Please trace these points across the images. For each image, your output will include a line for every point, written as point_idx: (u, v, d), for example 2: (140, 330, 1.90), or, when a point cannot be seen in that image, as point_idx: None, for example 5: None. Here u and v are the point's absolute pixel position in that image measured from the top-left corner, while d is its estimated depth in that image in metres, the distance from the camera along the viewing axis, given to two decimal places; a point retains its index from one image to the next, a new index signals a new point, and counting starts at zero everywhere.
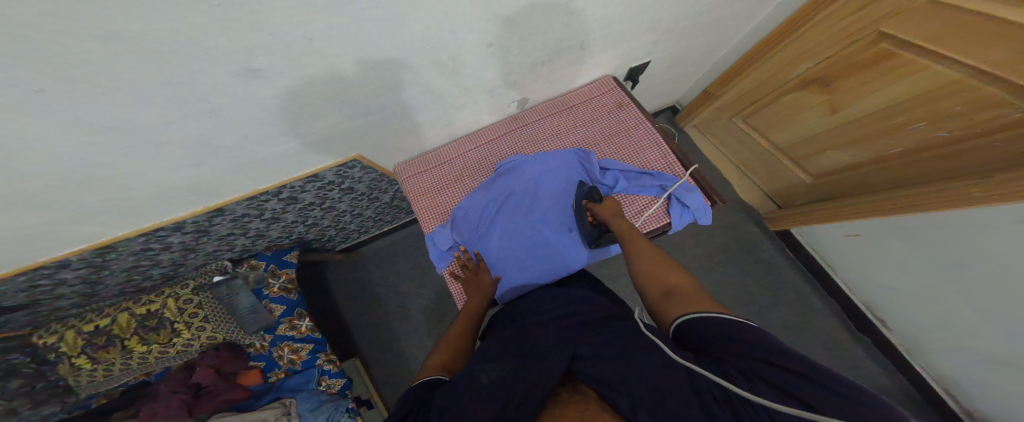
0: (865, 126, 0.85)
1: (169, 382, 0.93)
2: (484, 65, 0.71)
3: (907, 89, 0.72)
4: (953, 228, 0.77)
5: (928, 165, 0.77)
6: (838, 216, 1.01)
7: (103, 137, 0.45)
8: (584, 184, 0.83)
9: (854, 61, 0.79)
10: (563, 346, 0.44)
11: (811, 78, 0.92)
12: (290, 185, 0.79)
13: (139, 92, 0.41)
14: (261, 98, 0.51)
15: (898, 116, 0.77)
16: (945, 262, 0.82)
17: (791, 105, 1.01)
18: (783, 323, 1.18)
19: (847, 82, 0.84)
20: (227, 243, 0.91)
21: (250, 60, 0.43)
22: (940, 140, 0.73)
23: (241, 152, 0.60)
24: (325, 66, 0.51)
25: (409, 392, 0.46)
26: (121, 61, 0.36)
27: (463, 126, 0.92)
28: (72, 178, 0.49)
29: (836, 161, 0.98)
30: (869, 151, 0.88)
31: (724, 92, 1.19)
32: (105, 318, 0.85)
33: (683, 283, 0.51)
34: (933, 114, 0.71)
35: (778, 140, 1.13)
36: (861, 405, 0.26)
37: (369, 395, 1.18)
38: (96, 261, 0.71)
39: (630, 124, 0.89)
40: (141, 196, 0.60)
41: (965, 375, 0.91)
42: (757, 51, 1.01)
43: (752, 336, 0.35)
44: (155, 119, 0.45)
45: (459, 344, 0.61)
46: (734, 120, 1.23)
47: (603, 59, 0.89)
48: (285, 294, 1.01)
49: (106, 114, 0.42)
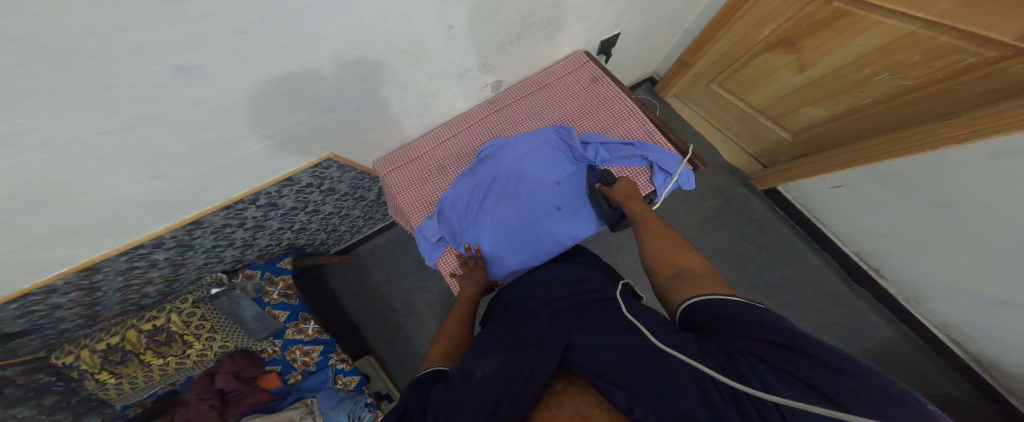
0: (832, 82, 0.85)
1: (195, 388, 0.95)
2: (449, 50, 0.69)
3: (868, 43, 0.72)
4: (938, 169, 0.75)
5: (898, 112, 0.78)
6: (815, 172, 1.00)
7: (42, 154, 0.43)
8: (596, 168, 0.80)
9: (814, 21, 0.79)
10: (558, 334, 0.45)
11: (775, 41, 0.91)
12: (265, 191, 0.79)
13: (62, 104, 0.39)
14: (210, 99, 0.49)
15: (863, 69, 0.78)
16: (932, 205, 0.80)
17: (762, 67, 0.99)
18: (780, 282, 1.19)
19: (810, 42, 0.83)
20: (216, 255, 0.92)
21: (177, 58, 0.41)
22: (906, 88, 0.73)
23: (203, 159, 0.60)
24: (273, 61, 0.50)
25: (410, 388, 0.47)
26: (37, 70, 0.34)
27: (438, 115, 0.91)
28: (26, 201, 0.48)
29: (812, 117, 0.98)
30: (841, 104, 0.88)
31: (696, 61, 1.15)
32: (115, 336, 0.86)
33: (694, 265, 0.51)
34: (896, 64, 0.71)
35: (753, 101, 1.11)
36: (848, 374, 0.27)
37: (387, 389, 1.22)
38: (88, 283, 0.73)
39: (607, 97, 0.87)
40: (111, 211, 0.60)
41: (967, 317, 0.91)
42: (719, 20, 0.98)
43: (761, 324, 0.34)
44: (91, 129, 0.44)
45: (457, 334, 0.62)
46: (710, 86, 1.21)
47: (573, 34, 0.86)
48: (286, 300, 1.04)
49: (40, 128, 0.40)
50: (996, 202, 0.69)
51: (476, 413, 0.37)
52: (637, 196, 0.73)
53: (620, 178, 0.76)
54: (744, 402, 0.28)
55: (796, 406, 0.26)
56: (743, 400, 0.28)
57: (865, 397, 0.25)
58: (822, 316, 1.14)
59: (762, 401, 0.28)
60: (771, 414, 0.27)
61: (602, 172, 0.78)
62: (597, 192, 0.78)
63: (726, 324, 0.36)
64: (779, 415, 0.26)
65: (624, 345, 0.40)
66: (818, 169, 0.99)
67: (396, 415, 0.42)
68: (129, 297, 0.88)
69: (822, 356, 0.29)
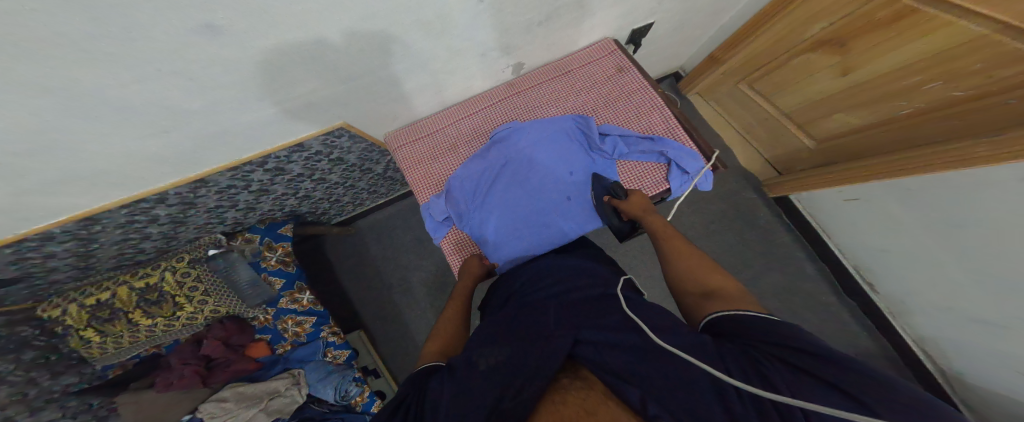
0: (877, 87, 0.81)
1: (179, 354, 0.96)
2: (475, 25, 0.66)
3: (928, 46, 0.67)
4: (961, 188, 0.74)
5: (937, 125, 0.74)
6: (836, 181, 0.99)
7: (57, 99, 0.41)
8: (605, 180, 0.79)
9: (873, 20, 0.72)
10: (564, 331, 0.44)
11: (824, 39, 0.85)
12: (275, 155, 0.77)
13: (84, 51, 0.36)
14: (228, 60, 0.47)
15: (914, 75, 0.73)
16: (948, 222, 0.79)
17: (802, 68, 0.95)
18: (774, 288, 1.21)
19: (862, 42, 0.78)
20: (218, 215, 0.90)
21: (207, 15, 0.38)
22: (955, 99, 0.69)
23: (217, 117, 0.58)
24: (301, 29, 0.48)
25: (408, 380, 0.47)
26: (58, 15, 0.31)
27: (454, 93, 0.88)
28: (33, 147, 0.46)
29: (844, 125, 0.95)
30: (880, 113, 0.85)
31: (731, 58, 1.12)
32: (106, 292, 0.84)
33: (727, 287, 0.50)
34: (951, 71, 0.67)
35: (783, 105, 1.08)
36: (873, 381, 0.28)
37: (375, 365, 1.22)
38: (86, 233, 0.71)
39: (631, 88, 0.85)
40: (115, 163, 0.57)
41: (949, 338, 0.95)
42: (767, 12, 0.94)
43: (786, 336, 0.34)
44: (101, 79, 0.41)
45: (456, 329, 0.64)
46: (740, 86, 1.18)
47: (605, 18, 0.84)
48: (284, 267, 1.04)
49: (60, 75, 0.38)
50: (1006, 226, 0.69)
51: (478, 407, 0.37)
52: (652, 208, 0.73)
53: (631, 192, 0.75)
54: (767, 406, 0.28)
55: (819, 409, 0.27)
56: (767, 406, 0.28)
57: (897, 406, 0.26)
58: (809, 324, 1.17)
59: (786, 405, 0.28)
60: (796, 417, 0.27)
61: (611, 185, 0.77)
62: (607, 206, 0.76)
63: (749, 335, 0.37)
64: (804, 418, 0.27)
65: (630, 343, 0.40)
66: (839, 179, 0.98)
67: (388, 410, 0.41)
68: (125, 252, 0.85)
69: (850, 367, 0.30)
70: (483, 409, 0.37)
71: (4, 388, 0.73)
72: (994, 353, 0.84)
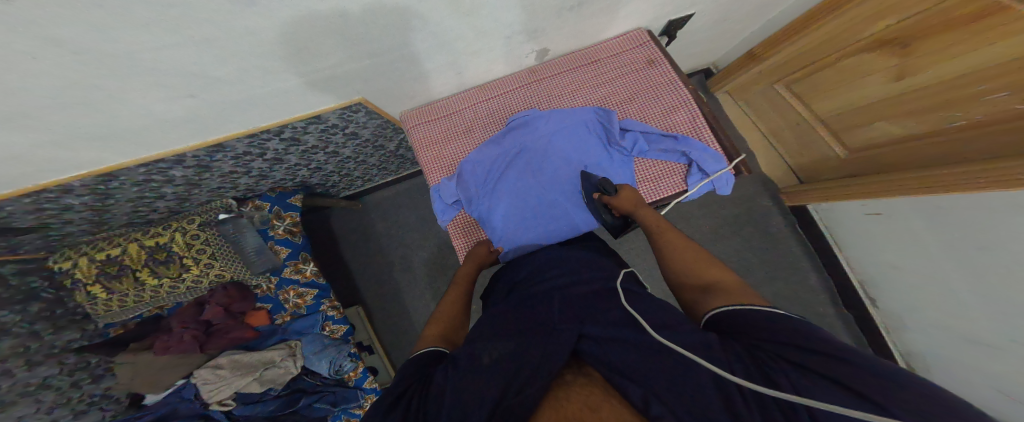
0: (931, 96, 0.76)
1: (181, 316, 0.97)
2: (504, 8, 0.64)
3: (1003, 52, 0.61)
4: (994, 212, 0.71)
5: (989, 141, 0.70)
6: (864, 193, 0.97)
7: (87, 59, 0.40)
8: (592, 175, 0.77)
9: (947, 20, 0.66)
10: (570, 324, 0.45)
11: (885, 38, 0.79)
12: (290, 125, 0.76)
13: (116, 14, 0.36)
14: (256, 30, 0.46)
15: (978, 84, 0.67)
16: (972, 243, 0.77)
17: (851, 70, 0.90)
18: (774, 296, 1.22)
19: (928, 44, 0.72)
20: (230, 181, 0.90)
21: None
22: (1014, 114, 0.64)
23: (240, 85, 0.57)
24: (328, 2, 0.46)
25: (410, 363, 0.49)
26: None
27: (473, 76, 0.87)
28: (54, 104, 0.45)
29: (883, 135, 0.91)
30: (926, 124, 0.80)
31: (771, 56, 1.08)
32: (116, 248, 0.85)
33: (725, 279, 0.49)
34: (1020, 82, 0.61)
35: (821, 109, 1.04)
36: (872, 374, 0.28)
37: (370, 341, 1.25)
38: (102, 188, 0.71)
39: (659, 83, 0.83)
40: (137, 125, 0.57)
41: (938, 357, 0.96)
42: (827, 4, 0.88)
43: (790, 332, 0.34)
44: (134, 43, 0.41)
45: (458, 315, 0.65)
46: (775, 86, 1.14)
47: (642, 7, 0.81)
48: (290, 237, 1.03)
49: (93, 36, 0.37)
50: None
51: (482, 398, 0.37)
52: (641, 202, 0.71)
53: (621, 187, 0.72)
54: (770, 404, 0.28)
55: (825, 407, 0.26)
56: (770, 405, 0.28)
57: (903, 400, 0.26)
58: None
59: (789, 402, 0.28)
60: (800, 415, 0.26)
61: (601, 181, 0.75)
62: (598, 202, 0.74)
63: (756, 332, 0.36)
64: (809, 416, 0.26)
65: (635, 341, 0.40)
66: (865, 192, 0.96)
67: (388, 397, 0.42)
68: (138, 210, 0.86)
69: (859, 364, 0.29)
70: (486, 401, 0.37)
71: (6, 340, 0.75)
72: (980, 376, 0.85)
